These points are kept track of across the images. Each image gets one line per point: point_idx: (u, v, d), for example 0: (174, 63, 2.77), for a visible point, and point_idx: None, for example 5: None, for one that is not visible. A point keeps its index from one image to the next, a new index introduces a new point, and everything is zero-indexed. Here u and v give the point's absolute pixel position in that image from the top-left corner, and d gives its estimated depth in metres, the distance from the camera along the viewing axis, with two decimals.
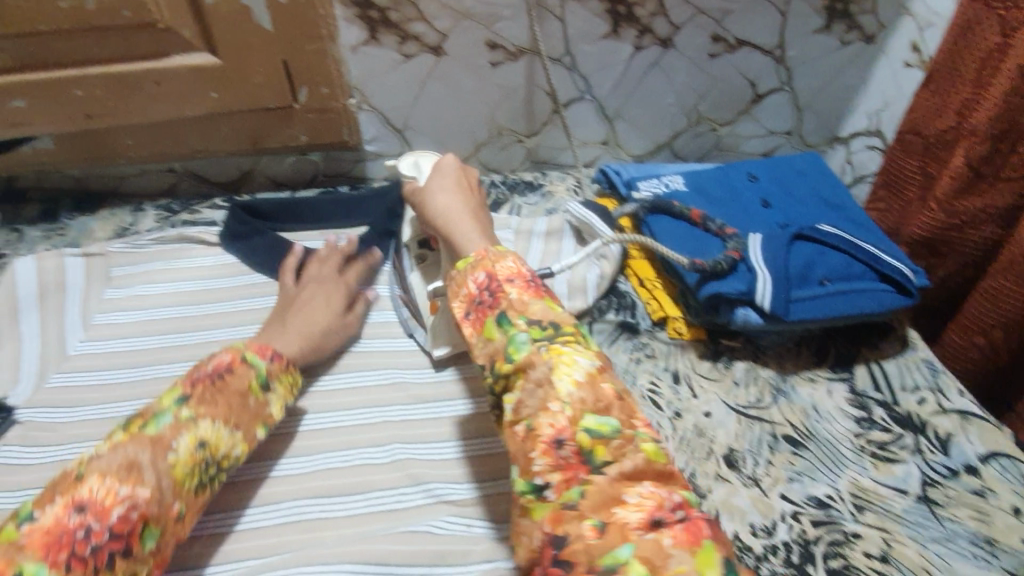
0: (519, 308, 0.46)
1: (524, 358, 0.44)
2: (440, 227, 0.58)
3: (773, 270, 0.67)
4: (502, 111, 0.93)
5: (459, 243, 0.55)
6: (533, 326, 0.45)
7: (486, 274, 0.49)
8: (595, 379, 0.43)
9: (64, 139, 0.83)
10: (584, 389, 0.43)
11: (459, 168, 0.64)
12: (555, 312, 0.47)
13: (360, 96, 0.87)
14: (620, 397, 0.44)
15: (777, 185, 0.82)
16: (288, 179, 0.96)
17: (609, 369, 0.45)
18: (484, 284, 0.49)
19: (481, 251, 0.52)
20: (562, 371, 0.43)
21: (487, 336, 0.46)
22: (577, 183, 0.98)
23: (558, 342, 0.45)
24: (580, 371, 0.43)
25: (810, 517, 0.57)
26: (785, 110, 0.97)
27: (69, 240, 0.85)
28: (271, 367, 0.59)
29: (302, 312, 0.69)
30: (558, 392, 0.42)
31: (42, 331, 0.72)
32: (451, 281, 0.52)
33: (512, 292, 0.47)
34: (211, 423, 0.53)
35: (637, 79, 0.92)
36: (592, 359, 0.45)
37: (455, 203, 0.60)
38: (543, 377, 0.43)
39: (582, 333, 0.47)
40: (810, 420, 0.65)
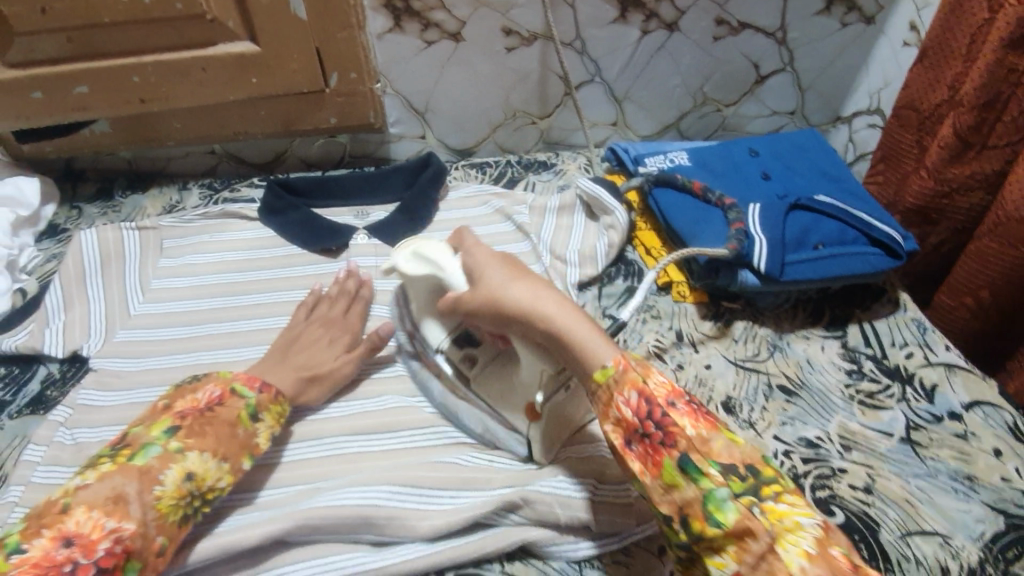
0: (705, 451, 0.45)
1: (733, 523, 0.42)
2: (545, 326, 0.52)
3: (769, 235, 0.73)
4: (518, 94, 0.99)
5: (584, 347, 0.50)
6: (731, 476, 0.44)
7: (637, 391, 0.47)
8: (826, 547, 0.41)
9: (119, 123, 0.90)
10: (818, 563, 0.40)
11: (507, 260, 0.57)
12: (743, 451, 0.46)
13: (385, 81, 0.94)
14: (854, 565, 0.40)
15: (777, 159, 0.87)
16: (318, 160, 1.03)
17: (832, 530, 0.42)
18: (640, 408, 0.47)
19: (616, 360, 0.49)
20: (787, 541, 0.41)
21: (671, 483, 0.45)
22: (588, 162, 1.03)
23: (769, 498, 0.43)
24: (808, 539, 0.41)
25: (800, 454, 0.63)
26: (789, 90, 1.03)
27: (123, 215, 0.93)
28: (261, 398, 0.59)
29: (303, 347, 0.70)
30: (790, 566, 0.40)
31: (105, 292, 0.79)
32: (596, 397, 0.50)
33: (687, 427, 0.46)
34: (198, 456, 0.53)
35: (645, 62, 0.97)
36: (813, 519, 0.43)
37: (539, 292, 0.53)
38: (767, 548, 0.41)
39: (782, 479, 0.46)
40: (804, 372, 0.71)
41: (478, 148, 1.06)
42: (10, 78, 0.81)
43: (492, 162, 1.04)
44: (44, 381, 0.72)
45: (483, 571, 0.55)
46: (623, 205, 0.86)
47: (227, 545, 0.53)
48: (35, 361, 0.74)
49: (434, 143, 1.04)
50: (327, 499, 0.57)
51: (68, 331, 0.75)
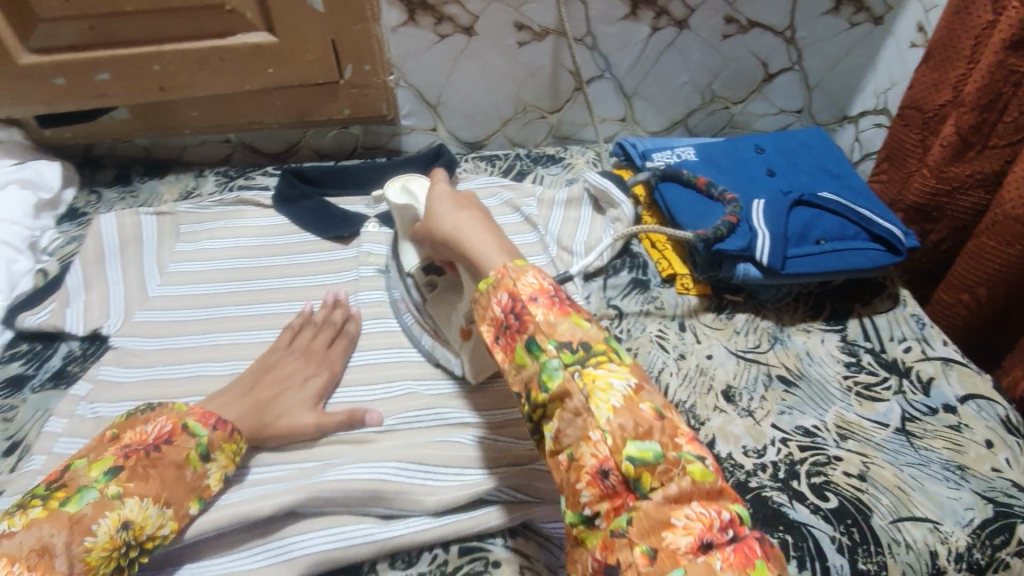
0: (548, 331, 0.47)
1: (558, 389, 0.45)
2: (458, 245, 0.57)
3: (772, 230, 0.74)
4: (528, 89, 1.01)
5: (480, 259, 0.54)
6: (563, 350, 0.47)
7: (508, 293, 0.50)
8: (633, 402, 0.44)
9: (138, 110, 0.93)
10: (623, 415, 0.44)
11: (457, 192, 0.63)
12: (582, 330, 0.48)
13: (398, 73, 0.95)
14: (659, 417, 0.44)
15: (782, 156, 0.88)
16: (331, 151, 1.05)
17: (646, 389, 0.46)
18: (509, 306, 0.49)
19: (499, 269, 0.52)
20: (599, 398, 0.44)
21: (519, 362, 0.48)
22: (596, 157, 1.04)
23: (591, 366, 0.46)
24: (617, 397, 0.44)
25: (797, 442, 0.64)
26: (796, 89, 1.04)
27: (141, 201, 0.95)
28: (214, 437, 0.57)
29: (274, 377, 0.67)
30: (598, 421, 0.44)
31: (124, 275, 0.81)
32: (476, 301, 0.52)
33: (539, 313, 0.48)
34: (138, 502, 0.51)
35: (654, 59, 0.99)
36: (628, 381, 0.45)
37: (466, 218, 0.59)
38: (581, 406, 0.45)
39: (614, 349, 0.48)
40: (803, 363, 0.73)
41: (487, 141, 1.08)
42: (34, 64, 0.83)
43: (501, 155, 1.06)
44: (65, 358, 0.74)
45: (488, 546, 0.58)
46: (630, 199, 0.87)
47: (243, 514, 0.56)
48: (56, 339, 0.76)
49: (445, 136, 1.06)
50: (339, 475, 0.59)
51: (88, 311, 0.77)
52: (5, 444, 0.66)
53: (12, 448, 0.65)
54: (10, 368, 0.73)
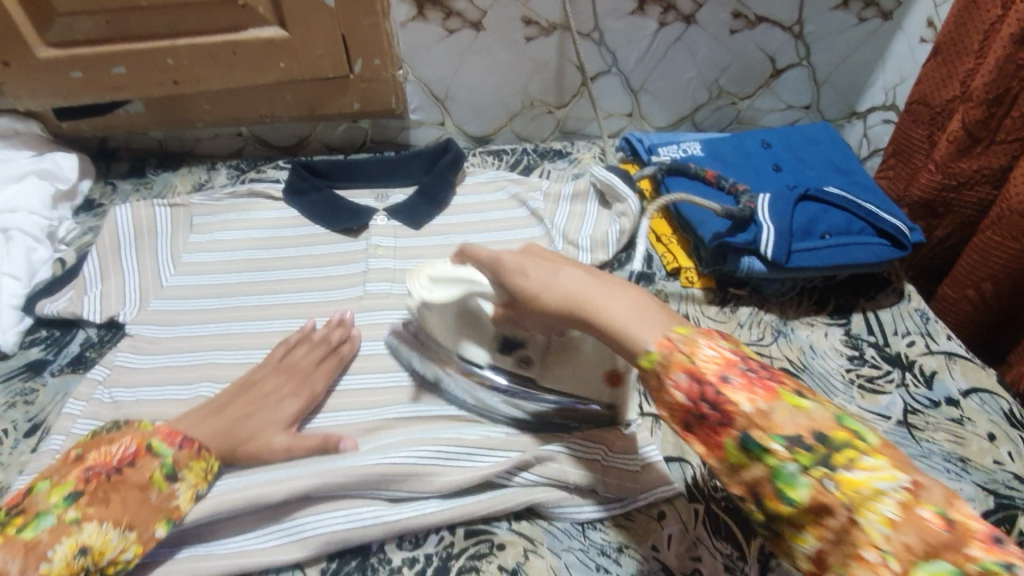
0: (767, 426, 0.41)
1: (807, 499, 0.40)
2: (586, 315, 0.50)
3: (777, 223, 0.75)
4: (536, 84, 1.02)
5: (628, 331, 0.47)
6: (797, 450, 0.40)
7: (688, 373, 0.44)
8: (912, 509, 0.37)
9: (152, 103, 0.94)
10: (905, 530, 0.37)
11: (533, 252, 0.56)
12: (807, 415, 0.41)
13: (407, 67, 0.97)
14: (948, 524, 0.37)
15: (788, 152, 0.89)
16: (340, 144, 1.07)
17: (919, 486, 0.38)
18: (693, 391, 0.43)
19: (661, 341, 0.46)
20: (867, 509, 0.38)
21: (737, 463, 0.43)
22: (603, 151, 1.05)
23: (843, 467, 0.39)
24: (890, 506, 0.38)
25: None
26: (803, 84, 1.04)
27: (155, 192, 0.97)
28: (180, 455, 0.57)
29: (255, 392, 0.65)
30: (872, 537, 0.38)
31: (139, 264, 0.83)
32: (646, 384, 0.47)
33: (745, 404, 0.42)
34: (97, 526, 0.52)
35: (662, 53, 1.00)
36: (897, 478, 0.39)
37: (580, 277, 0.52)
38: (846, 519, 0.39)
39: (857, 432, 0.41)
40: (807, 356, 0.73)
41: (495, 135, 1.09)
42: (51, 57, 0.85)
43: (509, 149, 1.07)
44: (83, 344, 0.76)
45: (492, 529, 0.59)
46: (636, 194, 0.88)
47: (254, 496, 0.57)
48: (74, 326, 0.78)
49: (453, 130, 1.07)
50: (348, 460, 0.61)
51: (105, 299, 0.79)
52: (27, 424, 0.68)
53: (32, 430, 0.67)
54: (30, 354, 0.75)
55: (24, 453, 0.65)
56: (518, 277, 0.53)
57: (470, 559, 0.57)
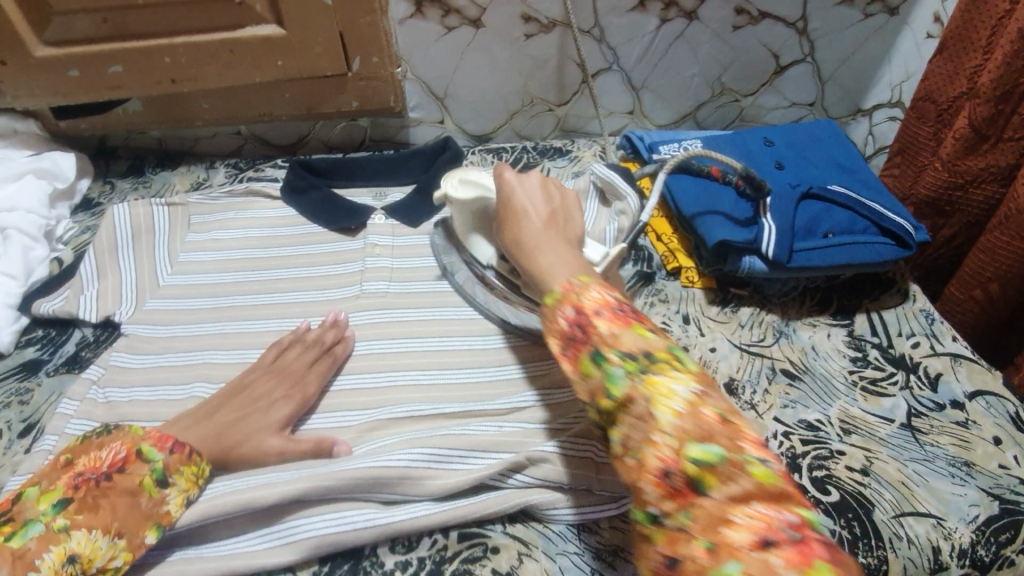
0: (611, 341, 0.46)
1: (623, 395, 0.44)
2: (528, 252, 0.57)
3: (778, 223, 0.74)
4: (536, 81, 1.01)
5: (545, 273, 0.54)
6: (627, 359, 0.45)
7: (574, 308, 0.49)
8: (696, 407, 0.42)
9: (150, 102, 0.94)
10: (685, 418, 0.42)
11: (542, 184, 0.65)
12: (646, 340, 0.46)
13: (406, 65, 0.96)
14: (722, 420, 0.42)
15: (791, 149, 0.88)
16: (340, 143, 1.06)
17: (709, 394, 0.44)
18: (573, 319, 0.49)
19: (565, 283, 0.51)
20: (660, 403, 0.43)
21: (585, 373, 0.47)
22: (603, 149, 1.04)
23: (654, 372, 0.44)
24: (679, 402, 0.43)
25: (799, 436, 0.64)
26: (808, 81, 1.03)
27: (154, 191, 0.97)
28: (170, 460, 0.57)
29: (245, 397, 0.65)
30: (660, 425, 0.42)
31: (136, 264, 0.83)
32: (541, 316, 0.51)
33: (602, 325, 0.47)
34: (86, 534, 0.51)
35: (663, 51, 0.99)
36: (690, 386, 0.44)
37: (537, 224, 0.60)
38: (645, 411, 0.43)
39: (678, 356, 0.46)
40: (808, 358, 0.72)
41: (495, 134, 1.08)
42: (48, 56, 0.85)
43: (509, 148, 1.06)
44: (79, 344, 0.76)
45: (486, 531, 0.59)
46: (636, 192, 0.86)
47: (244, 501, 0.56)
48: (70, 325, 0.78)
49: (452, 128, 1.06)
50: (342, 463, 0.60)
51: (102, 298, 0.79)
52: (21, 425, 0.67)
53: (27, 430, 0.67)
54: (26, 353, 0.75)
55: (18, 453, 0.65)
56: (508, 197, 0.64)
57: (464, 563, 0.56)
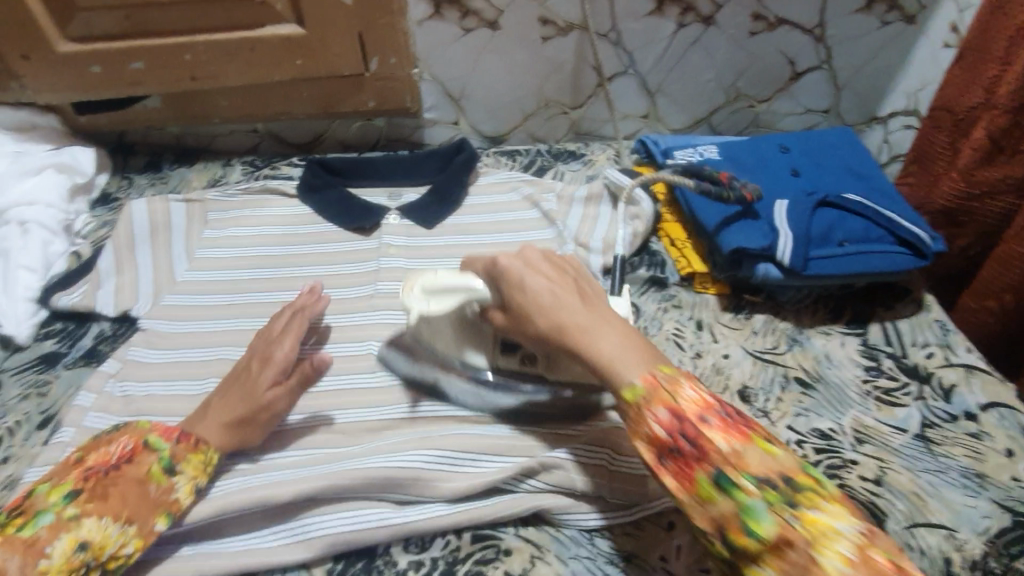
0: (737, 462, 0.45)
1: (772, 535, 0.42)
2: (572, 342, 0.52)
3: (794, 230, 0.74)
4: (551, 84, 1.01)
5: (614, 365, 0.50)
6: (766, 488, 0.44)
7: (667, 408, 0.47)
8: (865, 551, 0.41)
9: (169, 99, 0.95)
10: (855, 566, 0.40)
11: (543, 259, 0.58)
12: (774, 460, 0.46)
13: (422, 66, 0.96)
14: (893, 564, 0.40)
15: (806, 156, 0.87)
16: (354, 142, 1.07)
17: (872, 533, 0.42)
18: (672, 426, 0.47)
19: (645, 377, 0.49)
20: (825, 547, 0.41)
21: (705, 497, 0.45)
22: (617, 153, 1.04)
23: (803, 506, 0.43)
24: (845, 544, 0.41)
25: (813, 444, 0.64)
26: (823, 88, 1.03)
27: (171, 187, 0.97)
28: (177, 449, 0.58)
29: (244, 374, 0.65)
30: (829, 572, 0.40)
31: (154, 260, 0.83)
32: (625, 413, 0.50)
33: (719, 442, 0.46)
34: (97, 522, 0.52)
35: (679, 55, 0.99)
36: (851, 525, 0.42)
37: (564, 295, 0.55)
38: (807, 557, 0.41)
39: (815, 480, 0.45)
40: (822, 366, 0.72)
41: (508, 136, 1.08)
42: (70, 53, 0.86)
43: (523, 150, 1.06)
44: (97, 337, 0.77)
45: (499, 533, 0.59)
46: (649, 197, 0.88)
47: (260, 497, 0.58)
48: (88, 319, 0.79)
49: (467, 129, 1.07)
50: (356, 465, 0.60)
51: (120, 292, 0.80)
52: (40, 417, 0.68)
53: (46, 422, 0.68)
54: (45, 346, 0.76)
55: (37, 445, 0.66)
56: (517, 282, 0.57)
57: (476, 564, 0.57)
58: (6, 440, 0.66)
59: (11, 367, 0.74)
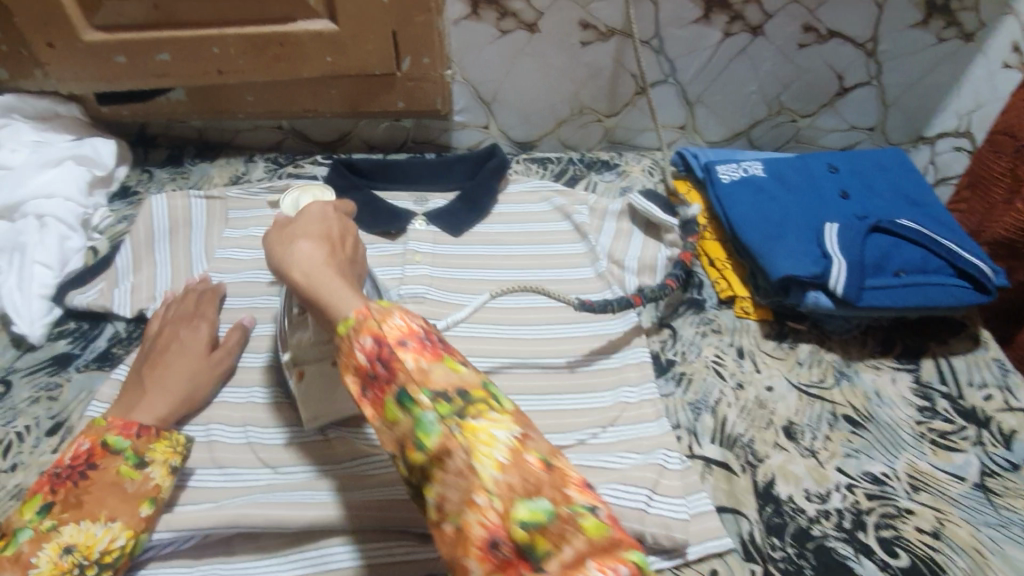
0: (420, 378, 0.42)
1: (436, 446, 0.40)
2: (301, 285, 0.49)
3: (848, 257, 0.70)
4: (586, 91, 0.97)
5: (328, 308, 0.47)
6: (438, 400, 0.41)
7: (373, 337, 0.43)
8: (520, 454, 0.39)
9: (195, 92, 0.92)
10: (510, 472, 0.38)
11: (331, 218, 0.55)
12: (457, 375, 0.43)
13: (456, 67, 0.93)
14: (548, 467, 0.39)
15: (856, 178, 0.83)
16: (380, 142, 1.04)
17: (531, 437, 0.41)
18: (373, 351, 0.43)
19: (360, 309, 0.45)
20: (482, 454, 0.38)
21: (390, 418, 0.43)
22: (653, 164, 1.00)
23: (470, 417, 0.40)
24: (501, 451, 0.39)
25: (864, 489, 0.61)
26: (870, 105, 0.98)
27: (192, 183, 0.95)
28: (138, 442, 0.55)
29: (164, 364, 0.65)
30: (484, 482, 0.38)
31: (172, 259, 0.80)
32: (337, 347, 0.46)
33: (408, 360, 0.43)
34: (76, 526, 0.50)
35: (722, 66, 0.95)
36: (512, 430, 0.40)
37: (317, 250, 0.51)
38: (462, 465, 0.39)
39: (495, 394, 0.43)
40: (872, 404, 0.68)
41: (539, 142, 1.05)
42: (96, 41, 0.83)
43: (554, 158, 1.02)
44: (111, 339, 0.74)
45: None
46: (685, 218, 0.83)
47: (279, 519, 0.54)
48: (103, 319, 0.76)
49: (497, 134, 1.03)
50: (382, 495, 0.57)
51: (135, 293, 0.77)
52: (50, 423, 0.65)
53: (56, 428, 0.65)
54: (59, 346, 0.73)
55: (47, 453, 0.63)
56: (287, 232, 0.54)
57: None
58: (15, 447, 0.63)
59: (24, 367, 0.71)
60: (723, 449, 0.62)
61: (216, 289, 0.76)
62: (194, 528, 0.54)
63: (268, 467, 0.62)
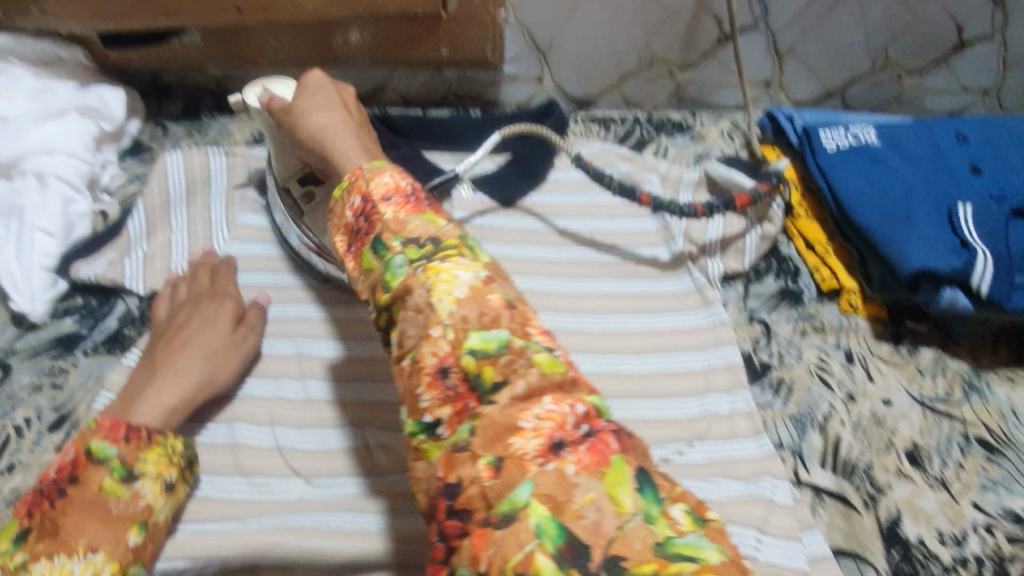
0: (395, 228, 0.39)
1: (399, 286, 0.37)
2: (317, 149, 0.50)
3: (993, 249, 0.59)
4: (659, 38, 0.83)
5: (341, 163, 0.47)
6: (408, 246, 0.38)
7: (360, 196, 0.42)
8: (481, 293, 0.36)
9: (210, 35, 0.80)
10: (464, 305, 0.35)
11: (334, 83, 0.55)
12: (434, 226, 0.39)
13: (509, 7, 0.80)
14: (508, 306, 0.36)
15: (987, 151, 0.68)
16: (418, 97, 0.92)
17: (500, 281, 0.37)
18: (358, 209, 0.41)
19: (355, 170, 0.44)
20: (439, 289, 0.35)
21: (365, 267, 0.39)
22: (733, 127, 0.86)
23: (437, 259, 0.37)
24: (459, 287, 0.36)
25: (1006, 531, 0.51)
26: (992, 61, 0.82)
27: (210, 140, 0.84)
28: (127, 451, 0.48)
29: (181, 342, 0.57)
30: (438, 315, 0.35)
31: (188, 225, 0.71)
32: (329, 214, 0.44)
33: (388, 213, 0.40)
34: (48, 563, 0.42)
35: (824, 10, 0.79)
36: (477, 272, 0.37)
37: (334, 120, 0.51)
38: (422, 302, 0.36)
39: (470, 245, 0.39)
40: (1009, 424, 0.57)
41: (599, 99, 0.91)
42: None
43: (617, 117, 0.89)
44: (123, 319, 0.65)
45: None
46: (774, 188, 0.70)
47: (314, 550, 0.49)
48: (113, 294, 0.67)
49: (550, 88, 0.90)
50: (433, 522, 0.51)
51: (149, 263, 0.68)
52: (54, 416, 0.58)
53: (60, 422, 0.58)
54: (64, 325, 0.65)
55: (49, 452, 0.56)
56: (292, 107, 0.54)
57: None
58: (15, 442, 0.56)
59: (25, 349, 0.63)
60: (839, 477, 0.54)
61: (227, 262, 0.67)
62: (212, 556, 0.49)
63: (300, 478, 0.55)
